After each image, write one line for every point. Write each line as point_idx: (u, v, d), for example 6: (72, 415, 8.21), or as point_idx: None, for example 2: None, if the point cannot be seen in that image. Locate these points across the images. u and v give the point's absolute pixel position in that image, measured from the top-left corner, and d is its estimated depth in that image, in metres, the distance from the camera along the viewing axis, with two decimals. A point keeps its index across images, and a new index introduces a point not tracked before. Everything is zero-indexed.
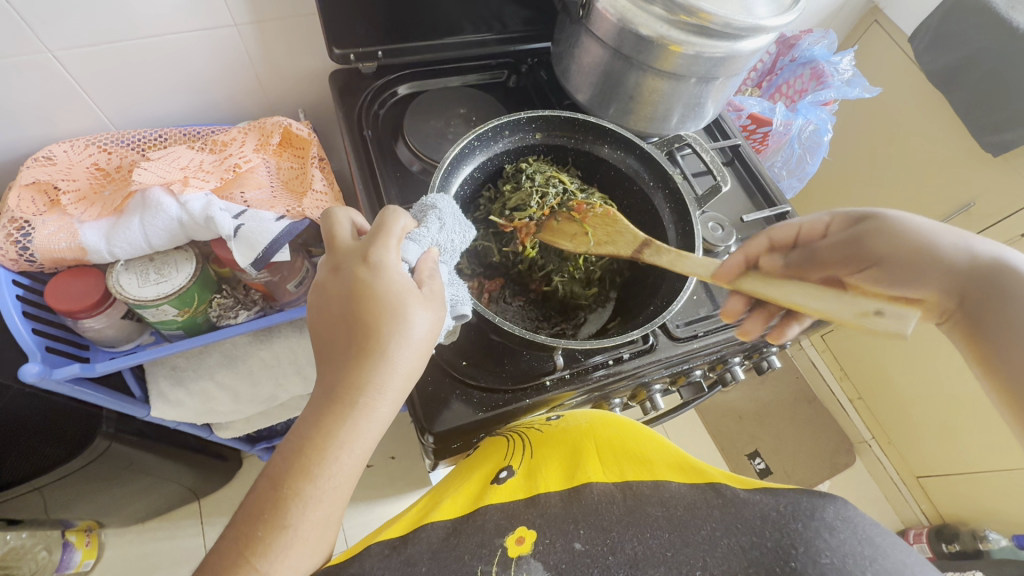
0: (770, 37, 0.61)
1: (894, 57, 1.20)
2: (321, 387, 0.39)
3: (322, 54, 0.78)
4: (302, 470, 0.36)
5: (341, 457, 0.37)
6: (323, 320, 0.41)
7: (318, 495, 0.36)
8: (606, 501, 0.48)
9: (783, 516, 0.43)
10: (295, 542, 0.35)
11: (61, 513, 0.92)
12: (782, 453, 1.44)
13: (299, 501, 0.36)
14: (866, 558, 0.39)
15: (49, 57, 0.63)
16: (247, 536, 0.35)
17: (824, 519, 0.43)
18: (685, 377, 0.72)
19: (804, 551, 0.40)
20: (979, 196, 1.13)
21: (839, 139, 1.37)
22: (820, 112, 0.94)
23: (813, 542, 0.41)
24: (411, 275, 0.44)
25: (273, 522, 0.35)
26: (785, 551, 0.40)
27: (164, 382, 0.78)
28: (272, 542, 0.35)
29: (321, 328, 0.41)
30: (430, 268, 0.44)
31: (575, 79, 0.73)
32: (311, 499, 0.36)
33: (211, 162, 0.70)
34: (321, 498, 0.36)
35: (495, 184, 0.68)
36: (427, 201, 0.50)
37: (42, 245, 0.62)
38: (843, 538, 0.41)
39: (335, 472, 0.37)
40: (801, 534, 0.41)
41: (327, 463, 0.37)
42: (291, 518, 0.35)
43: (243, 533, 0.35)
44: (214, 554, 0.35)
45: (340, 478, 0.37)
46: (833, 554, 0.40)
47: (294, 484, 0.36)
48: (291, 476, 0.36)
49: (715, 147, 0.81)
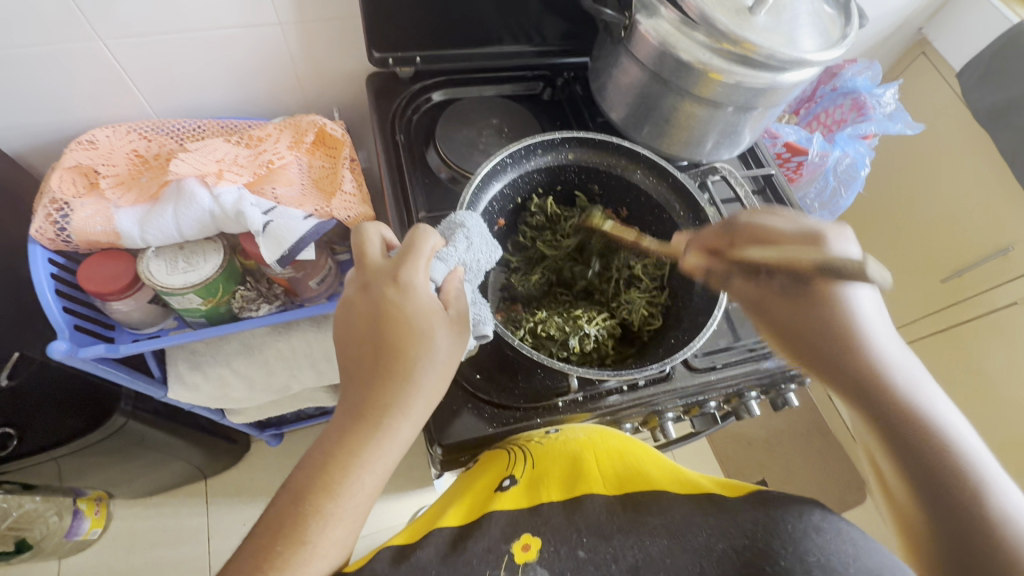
0: (815, 71, 0.60)
1: (939, 91, 1.17)
2: (345, 406, 0.39)
3: (361, 56, 0.78)
4: (324, 486, 0.37)
5: (361, 476, 0.37)
6: (349, 340, 0.41)
7: (338, 512, 0.37)
8: (605, 513, 0.47)
9: (772, 518, 0.42)
10: (315, 559, 0.35)
11: (75, 482, 0.95)
12: (790, 485, 1.41)
13: (320, 518, 0.36)
14: (849, 556, 0.38)
15: (100, 44, 0.65)
16: (264, 549, 0.35)
17: (810, 520, 0.41)
18: (699, 408, 0.71)
19: (792, 551, 0.39)
20: (1018, 241, 1.08)
21: (876, 171, 1.34)
22: (858, 146, 0.92)
23: (800, 543, 0.39)
24: (438, 295, 0.44)
25: (292, 538, 0.35)
26: (773, 551, 0.39)
27: (183, 365, 0.80)
28: (291, 557, 0.35)
29: (346, 346, 0.42)
30: (456, 288, 0.45)
31: (611, 98, 0.73)
32: (330, 515, 0.36)
33: (246, 156, 0.71)
34: (340, 515, 0.37)
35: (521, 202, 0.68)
36: (456, 219, 0.50)
37: (79, 227, 0.64)
38: (828, 538, 0.40)
39: (356, 491, 0.37)
40: (788, 532, 0.40)
41: (349, 481, 0.37)
42: (311, 534, 0.36)
43: (261, 547, 0.35)
44: (233, 565, 0.36)
45: (360, 497, 0.37)
46: (820, 553, 0.38)
47: (316, 501, 0.36)
48: (312, 492, 0.37)
49: (748, 175, 0.80)
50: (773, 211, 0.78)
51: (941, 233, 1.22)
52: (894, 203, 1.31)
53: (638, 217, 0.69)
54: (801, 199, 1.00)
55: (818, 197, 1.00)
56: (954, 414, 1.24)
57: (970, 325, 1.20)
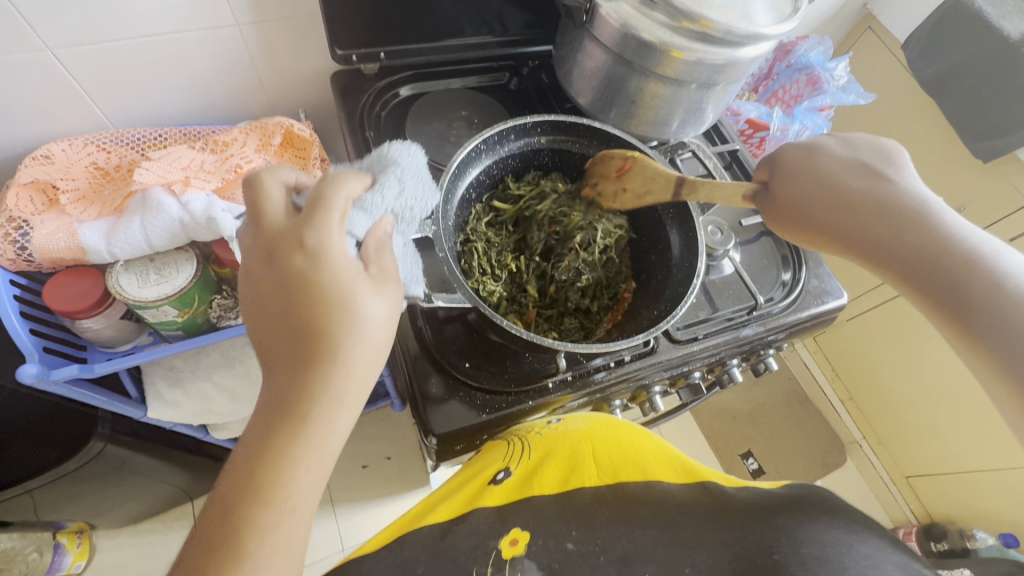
0: (770, 45, 0.62)
1: (886, 64, 1.23)
2: (264, 408, 0.39)
3: (324, 54, 0.77)
4: (256, 492, 0.36)
5: (296, 472, 0.37)
6: (262, 315, 0.41)
7: (278, 516, 0.37)
8: (596, 501, 0.49)
9: (772, 514, 0.44)
10: (258, 570, 0.35)
11: (53, 514, 0.91)
12: (773, 454, 1.47)
13: (256, 526, 0.36)
14: (845, 546, 0.40)
15: (48, 55, 0.63)
16: (206, 562, 0.35)
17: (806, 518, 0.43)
18: (685, 379, 0.74)
19: (786, 544, 0.40)
20: (969, 202, 1.14)
21: (833, 143, 1.39)
22: (816, 118, 0.96)
23: (792, 534, 0.41)
24: (358, 252, 0.45)
25: (230, 552, 0.35)
26: (768, 545, 0.40)
27: (161, 382, 0.77)
28: (230, 571, 0.35)
29: (263, 324, 0.41)
30: (381, 238, 0.45)
31: (577, 83, 0.74)
32: (268, 521, 0.36)
33: (212, 161, 0.69)
34: (277, 520, 0.36)
35: (522, 173, 0.70)
36: (384, 157, 0.50)
37: (40, 245, 0.62)
38: (822, 530, 0.41)
39: (293, 491, 0.37)
40: (785, 527, 0.42)
41: (283, 479, 0.37)
42: (250, 546, 0.35)
43: (201, 561, 0.35)
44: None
45: (301, 493, 0.38)
46: (812, 543, 0.40)
47: (246, 512, 0.36)
48: (238, 505, 0.36)
49: (715, 151, 0.81)
50: None
51: None
52: None
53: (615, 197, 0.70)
54: None
55: None
56: (911, 378, 1.33)
57: None
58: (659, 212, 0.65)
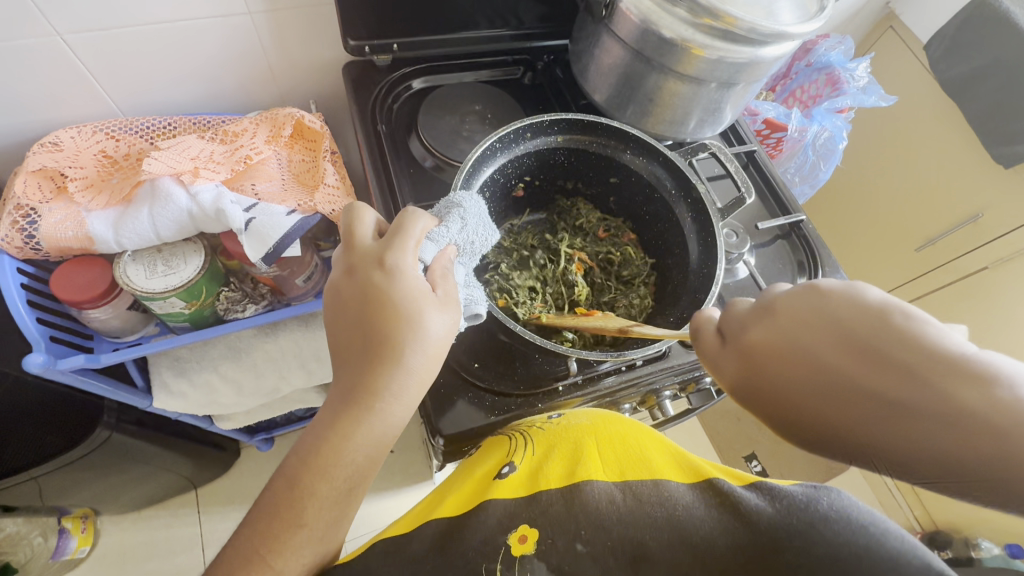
0: (794, 44, 0.60)
1: (907, 65, 1.20)
2: (337, 390, 0.39)
3: (336, 44, 0.76)
4: (318, 469, 0.36)
5: (355, 459, 0.37)
6: (338, 321, 0.41)
7: (332, 495, 0.37)
8: (605, 501, 0.46)
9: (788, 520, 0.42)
10: (312, 541, 0.36)
11: (57, 500, 0.91)
12: (778, 457, 1.46)
13: (316, 500, 0.36)
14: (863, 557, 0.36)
15: (58, 40, 0.62)
16: (261, 532, 0.35)
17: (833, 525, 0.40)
18: (695, 384, 0.73)
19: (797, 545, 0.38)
20: (987, 208, 1.13)
21: (850, 145, 1.37)
22: (835, 120, 0.94)
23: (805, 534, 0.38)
24: (426, 275, 0.43)
25: (289, 519, 0.35)
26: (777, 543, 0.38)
27: (167, 372, 0.77)
28: (288, 539, 0.35)
29: (336, 329, 0.41)
30: (444, 267, 0.44)
31: (593, 79, 0.72)
32: (327, 499, 0.36)
33: (222, 152, 0.68)
34: (335, 497, 0.37)
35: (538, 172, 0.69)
36: (453, 199, 0.50)
37: (48, 234, 0.61)
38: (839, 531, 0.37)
39: (347, 477, 0.37)
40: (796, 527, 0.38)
41: (343, 465, 0.37)
42: (308, 516, 0.36)
43: (258, 530, 0.35)
44: (230, 551, 0.35)
45: (355, 479, 0.37)
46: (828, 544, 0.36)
47: (310, 484, 0.36)
48: (305, 476, 0.36)
49: (732, 152, 0.80)
50: (757, 186, 0.79)
51: (912, 203, 1.25)
52: (869, 174, 1.33)
53: (632, 199, 0.69)
54: (782, 175, 1.02)
55: (798, 172, 1.01)
56: None
57: (944, 292, 1.25)
58: (677, 213, 0.63)
